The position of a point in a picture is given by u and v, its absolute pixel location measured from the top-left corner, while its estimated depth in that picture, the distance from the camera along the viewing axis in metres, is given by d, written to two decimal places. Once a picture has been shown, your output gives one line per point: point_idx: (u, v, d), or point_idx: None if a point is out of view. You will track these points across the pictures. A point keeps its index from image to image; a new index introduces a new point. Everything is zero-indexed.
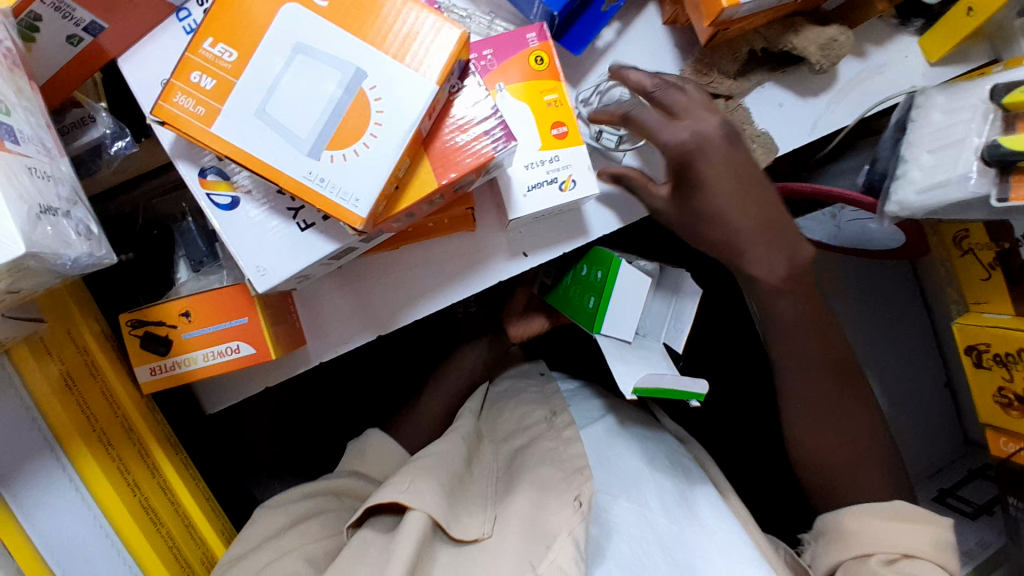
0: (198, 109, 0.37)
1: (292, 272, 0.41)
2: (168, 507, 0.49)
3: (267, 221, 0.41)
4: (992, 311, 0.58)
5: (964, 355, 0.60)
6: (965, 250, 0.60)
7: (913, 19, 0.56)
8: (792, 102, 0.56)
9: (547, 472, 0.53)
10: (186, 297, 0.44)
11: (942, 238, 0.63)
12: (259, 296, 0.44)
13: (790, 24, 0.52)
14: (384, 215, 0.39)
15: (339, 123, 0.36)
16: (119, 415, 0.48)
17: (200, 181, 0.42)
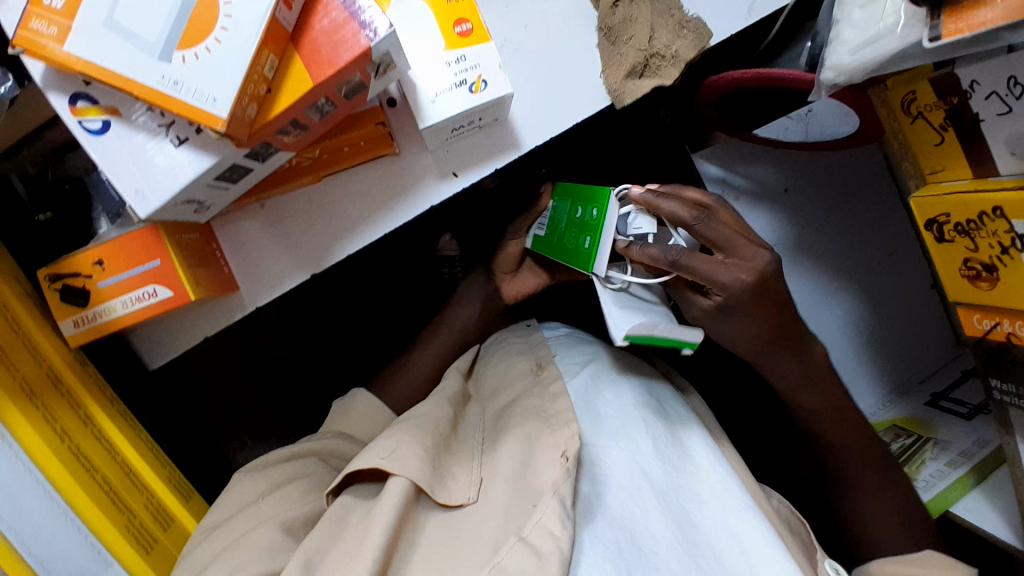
0: (51, 29, 0.40)
1: (166, 196, 0.46)
2: (105, 454, 0.61)
3: (144, 144, 0.45)
4: (950, 179, 0.55)
5: (925, 232, 0.57)
6: (916, 115, 0.55)
7: None
8: None
9: (531, 426, 0.54)
10: (96, 248, 0.53)
11: (890, 108, 0.58)
12: (167, 242, 0.52)
13: None
14: (259, 118, 0.44)
15: (187, 22, 0.41)
16: (44, 367, 0.57)
17: (70, 109, 0.45)
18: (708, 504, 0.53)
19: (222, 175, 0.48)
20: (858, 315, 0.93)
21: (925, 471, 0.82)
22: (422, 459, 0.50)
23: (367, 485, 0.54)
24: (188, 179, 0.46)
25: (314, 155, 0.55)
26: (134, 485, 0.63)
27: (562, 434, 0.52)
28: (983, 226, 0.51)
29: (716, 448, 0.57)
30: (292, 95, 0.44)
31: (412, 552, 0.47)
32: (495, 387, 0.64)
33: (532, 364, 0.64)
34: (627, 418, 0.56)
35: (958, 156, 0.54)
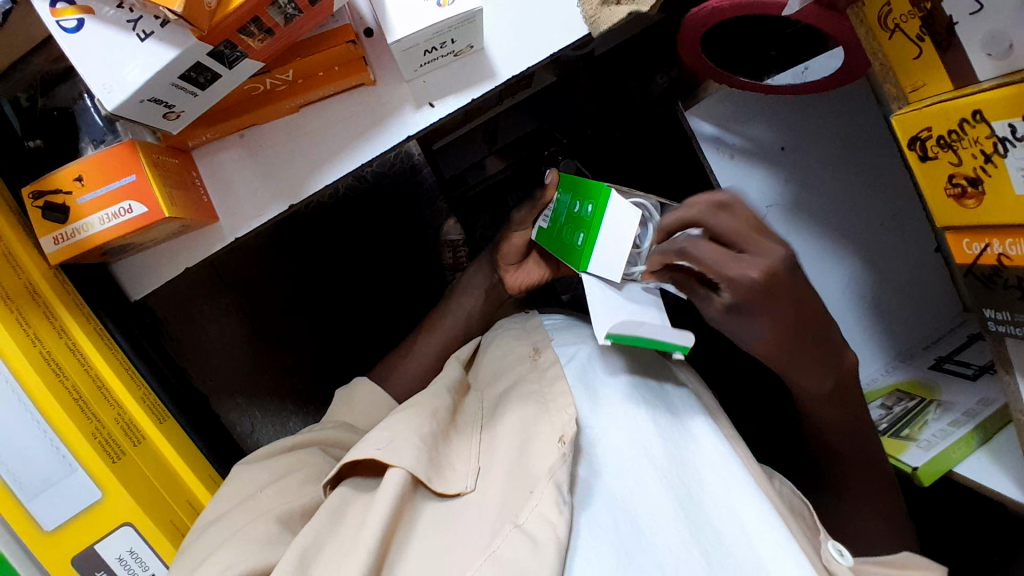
0: None
1: (133, 90, 0.48)
2: (77, 364, 0.65)
3: (113, 40, 0.47)
4: (931, 93, 0.56)
5: (909, 151, 0.60)
6: (893, 28, 0.56)
7: None
8: None
9: (528, 410, 0.54)
10: (74, 166, 0.56)
11: (868, 26, 0.59)
12: (142, 157, 0.55)
13: None
14: (221, 9, 0.47)
15: None
16: (23, 278, 0.62)
17: (50, 10, 0.47)
18: (710, 486, 0.52)
19: (186, 74, 0.50)
20: (863, 279, 0.92)
21: (928, 430, 0.81)
22: (418, 449, 0.50)
23: (365, 477, 0.53)
24: (157, 71, 0.48)
25: (288, 78, 0.59)
26: (106, 399, 0.66)
27: (559, 418, 0.52)
28: (964, 134, 0.53)
29: (714, 425, 0.57)
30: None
31: (409, 542, 0.47)
32: (494, 373, 0.64)
33: (529, 348, 0.63)
34: (624, 398, 0.56)
35: (937, 69, 0.55)
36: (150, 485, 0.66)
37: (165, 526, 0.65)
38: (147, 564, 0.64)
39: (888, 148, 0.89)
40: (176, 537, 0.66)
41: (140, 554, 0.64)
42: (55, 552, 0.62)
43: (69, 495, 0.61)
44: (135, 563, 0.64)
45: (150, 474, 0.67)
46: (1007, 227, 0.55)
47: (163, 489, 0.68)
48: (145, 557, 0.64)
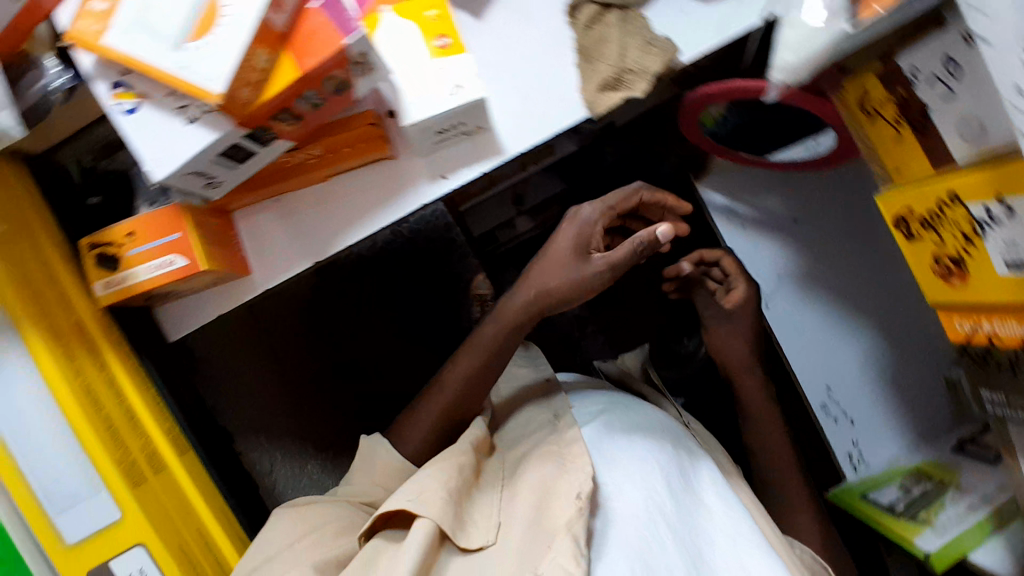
0: (94, 28, 0.52)
1: (175, 167, 0.56)
2: (113, 400, 0.64)
3: (164, 122, 0.55)
4: (913, 177, 0.63)
5: (895, 231, 0.66)
6: (871, 112, 0.63)
7: None
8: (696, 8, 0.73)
9: (549, 471, 0.70)
10: (128, 224, 0.65)
11: (849, 107, 0.66)
12: (184, 215, 0.65)
13: None
14: (253, 97, 0.54)
15: (193, 17, 0.51)
16: (74, 319, 0.64)
17: (111, 95, 0.56)
18: (716, 542, 0.66)
19: (225, 152, 0.57)
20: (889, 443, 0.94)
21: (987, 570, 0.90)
22: (444, 500, 0.65)
23: (397, 529, 0.67)
24: (200, 149, 0.55)
25: (318, 153, 0.70)
26: (136, 430, 0.65)
27: (578, 477, 0.67)
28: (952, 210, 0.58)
29: (723, 492, 0.72)
30: (441, 29, 0.66)
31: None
32: (519, 435, 0.81)
33: (550, 414, 0.80)
34: (636, 462, 0.71)
35: (918, 155, 0.62)
36: (167, 516, 0.63)
37: (174, 549, 0.62)
38: None
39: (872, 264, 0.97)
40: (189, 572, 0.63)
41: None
42: (74, 563, 0.60)
43: (89, 517, 0.60)
44: None
45: (166, 502, 0.64)
46: (991, 307, 0.62)
47: (175, 516, 0.65)
48: None
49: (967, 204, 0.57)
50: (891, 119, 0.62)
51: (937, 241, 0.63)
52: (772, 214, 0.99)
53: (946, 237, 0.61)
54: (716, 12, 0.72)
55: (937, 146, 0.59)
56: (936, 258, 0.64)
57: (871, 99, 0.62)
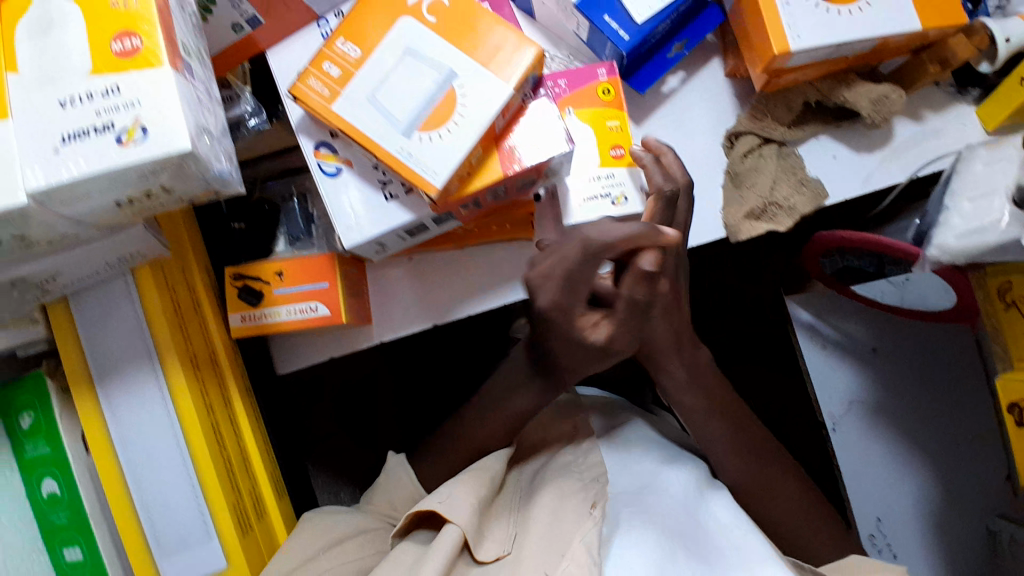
0: (324, 92, 0.53)
1: (367, 237, 0.57)
2: (232, 436, 0.64)
3: (363, 191, 0.57)
4: None
5: (1005, 413, 0.67)
6: (1009, 302, 0.68)
7: (970, 89, 0.77)
8: (843, 153, 0.76)
9: (561, 483, 0.63)
10: (280, 262, 0.67)
11: (987, 292, 0.70)
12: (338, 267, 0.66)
13: (843, 79, 0.72)
14: (456, 190, 0.56)
15: (430, 111, 0.53)
16: (210, 351, 0.64)
17: (314, 152, 0.57)
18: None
19: (409, 230, 0.59)
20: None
21: None
22: (470, 508, 0.58)
23: (427, 532, 0.61)
24: (391, 226, 0.57)
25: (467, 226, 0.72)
26: (246, 471, 0.65)
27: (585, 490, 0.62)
28: None
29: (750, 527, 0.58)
30: (615, 139, 0.68)
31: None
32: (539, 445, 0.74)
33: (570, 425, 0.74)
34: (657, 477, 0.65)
35: None
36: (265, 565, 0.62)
37: None
38: None
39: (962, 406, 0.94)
40: None
41: None
42: None
43: (197, 559, 0.58)
44: None
45: (266, 552, 0.63)
46: None
47: None
48: None
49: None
50: None
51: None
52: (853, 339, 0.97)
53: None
54: (869, 163, 0.76)
55: None
56: None
57: (1014, 291, 0.67)
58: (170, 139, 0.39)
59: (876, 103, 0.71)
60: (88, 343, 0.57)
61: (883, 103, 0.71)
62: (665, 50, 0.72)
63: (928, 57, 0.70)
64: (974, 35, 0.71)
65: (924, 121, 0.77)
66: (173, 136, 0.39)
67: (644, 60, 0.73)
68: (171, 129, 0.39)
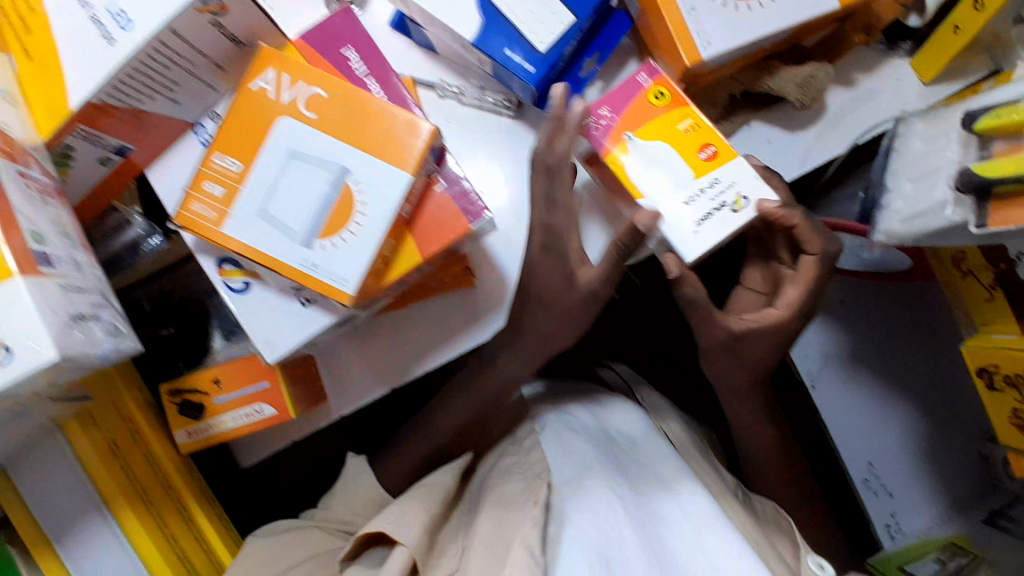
0: (211, 215, 0.50)
1: (292, 346, 0.55)
2: (202, 554, 0.63)
3: (277, 301, 0.54)
4: (999, 332, 0.64)
5: (977, 378, 0.67)
6: (965, 271, 0.66)
7: (902, 43, 0.72)
8: (777, 136, 0.73)
9: (516, 491, 0.65)
10: (215, 369, 0.65)
11: (942, 261, 0.68)
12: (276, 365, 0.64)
13: (766, 66, 0.67)
14: (373, 285, 0.54)
15: (326, 216, 0.50)
16: (161, 477, 0.61)
17: (218, 270, 0.54)
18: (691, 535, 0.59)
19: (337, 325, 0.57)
20: None
21: None
22: (418, 529, 0.62)
23: (382, 551, 0.64)
24: (313, 332, 0.55)
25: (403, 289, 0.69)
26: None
27: (534, 496, 0.63)
28: None
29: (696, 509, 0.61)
30: (702, 138, 0.60)
31: None
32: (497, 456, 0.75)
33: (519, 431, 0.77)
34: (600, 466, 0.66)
35: (1006, 314, 0.63)
36: None
37: None
38: None
39: None
40: None
41: None
42: None
43: None
44: None
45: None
46: None
47: None
48: None
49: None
50: (986, 282, 0.64)
51: (1019, 398, 0.64)
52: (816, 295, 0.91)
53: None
54: (804, 141, 0.73)
55: None
56: (1015, 412, 0.65)
57: (968, 260, 0.65)
58: (35, 352, 0.37)
59: (803, 85, 0.67)
60: (30, 501, 0.56)
61: (810, 83, 0.66)
62: None
63: (850, 26, 0.66)
64: None
65: (855, 85, 0.73)
66: (38, 349, 0.37)
67: (556, 82, 0.67)
68: (36, 338, 0.37)
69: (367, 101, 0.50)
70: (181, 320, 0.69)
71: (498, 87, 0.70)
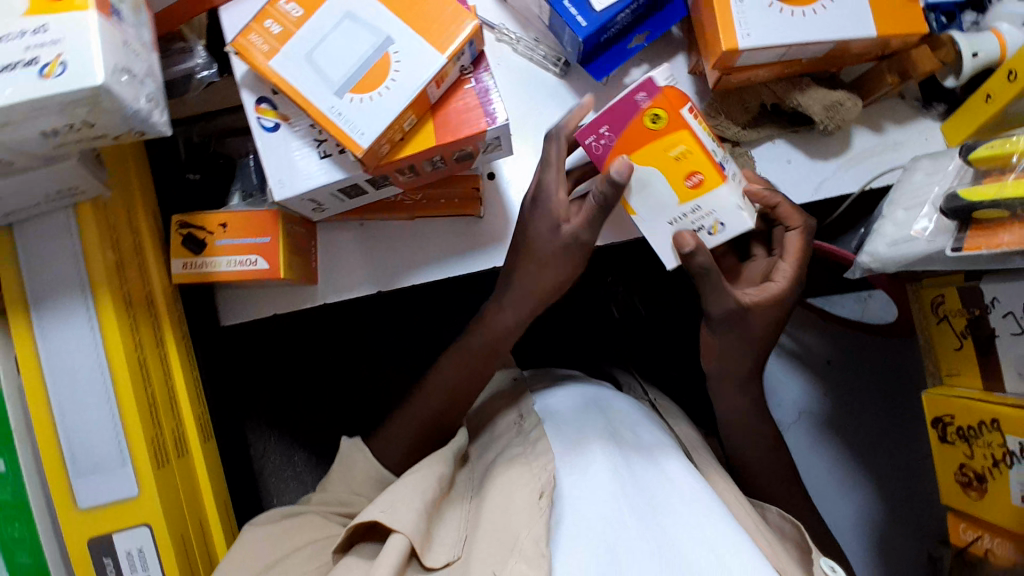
0: (263, 48, 0.56)
1: (301, 191, 0.59)
2: (161, 373, 0.66)
3: (299, 147, 0.59)
4: (962, 383, 0.64)
5: (931, 429, 0.66)
6: (942, 316, 0.66)
7: (937, 104, 0.74)
8: (798, 159, 0.74)
9: (514, 474, 0.60)
10: (224, 214, 0.68)
11: (922, 305, 0.68)
12: (281, 223, 0.68)
13: (798, 84, 0.71)
14: (386, 155, 0.58)
15: (363, 75, 0.55)
16: (147, 290, 0.66)
17: (255, 106, 0.59)
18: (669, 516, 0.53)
19: (344, 190, 0.62)
20: None
21: None
22: (415, 516, 0.58)
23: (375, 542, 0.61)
24: (323, 183, 0.59)
25: (415, 197, 0.73)
26: (172, 410, 0.67)
27: (534, 476, 0.58)
28: (981, 434, 0.61)
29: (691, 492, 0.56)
30: (691, 165, 0.57)
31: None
32: (489, 436, 0.72)
33: (516, 414, 0.70)
34: (599, 443, 0.61)
35: (972, 365, 0.63)
36: (179, 495, 0.65)
37: (178, 536, 0.63)
38: (148, 567, 0.62)
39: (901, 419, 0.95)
40: (186, 565, 0.63)
41: (145, 557, 0.62)
42: (80, 528, 0.61)
43: (109, 483, 0.60)
44: (138, 563, 0.62)
45: (182, 488, 0.65)
46: (998, 526, 0.62)
47: (185, 502, 0.66)
48: (148, 559, 0.62)
49: (1006, 433, 0.58)
50: (958, 330, 0.64)
51: (967, 454, 0.63)
52: (809, 351, 0.98)
53: (976, 453, 0.62)
54: (825, 170, 0.74)
55: (995, 370, 0.61)
56: (962, 468, 0.63)
57: (946, 305, 0.65)
58: (86, 73, 0.42)
59: (830, 110, 0.70)
60: (26, 271, 0.60)
61: (836, 110, 0.70)
62: (626, 41, 0.72)
63: (887, 66, 0.69)
64: (939, 48, 0.69)
65: (884, 133, 0.74)
66: (87, 71, 0.42)
67: (605, 48, 0.72)
68: (89, 62, 0.42)
69: None
70: (207, 170, 0.74)
71: (549, 43, 0.76)
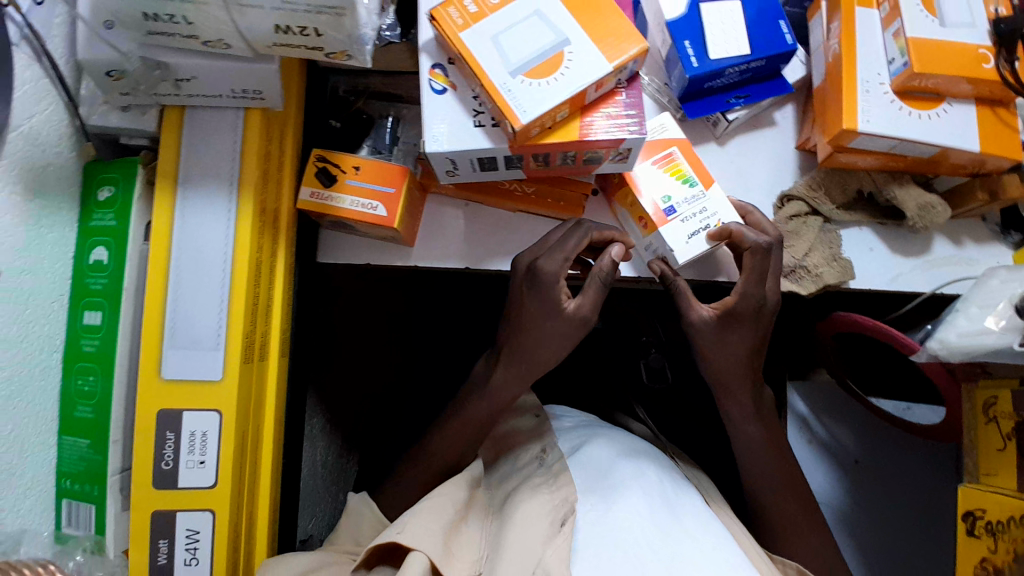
0: (458, 21, 0.64)
1: (449, 149, 0.65)
2: (266, 282, 0.71)
3: (458, 111, 0.66)
4: (997, 482, 0.68)
5: (961, 521, 0.70)
6: (991, 417, 0.70)
7: (1012, 233, 0.81)
8: (881, 248, 0.80)
9: (534, 513, 0.69)
10: (360, 158, 0.74)
11: (974, 405, 0.73)
12: (406, 179, 0.74)
13: (897, 180, 0.78)
14: (533, 138, 0.65)
15: (537, 63, 0.62)
16: (276, 206, 0.72)
17: (430, 69, 0.67)
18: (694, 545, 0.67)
19: (482, 160, 0.68)
20: None
21: None
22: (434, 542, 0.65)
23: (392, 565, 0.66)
24: (470, 147, 0.65)
25: (527, 190, 0.79)
26: (264, 318, 0.71)
27: (550, 515, 0.68)
28: (1007, 528, 0.64)
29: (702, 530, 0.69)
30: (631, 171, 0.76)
31: None
32: (507, 475, 0.81)
33: (539, 448, 0.82)
34: (631, 478, 0.73)
35: (1010, 467, 0.67)
36: (249, 397, 0.68)
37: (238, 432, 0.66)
38: (206, 452, 0.65)
39: (916, 529, 0.97)
40: (237, 460, 0.67)
41: (206, 441, 0.65)
42: (154, 399, 0.63)
43: (198, 364, 0.64)
44: (197, 447, 0.65)
45: (253, 391, 0.69)
46: None
47: (251, 406, 0.69)
48: (208, 444, 0.65)
49: None
50: (1004, 433, 0.68)
51: (991, 548, 0.66)
52: (842, 447, 1.02)
53: (1001, 549, 0.65)
54: (901, 266, 0.80)
55: None
56: (982, 561, 0.66)
57: (996, 406, 0.69)
58: None
59: (922, 209, 0.76)
60: (186, 153, 0.66)
61: (929, 211, 0.76)
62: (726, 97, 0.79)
63: (979, 184, 0.76)
64: None
65: (961, 247, 0.81)
66: None
67: (707, 94, 0.79)
68: None
69: (605, 9, 0.64)
70: (349, 120, 0.81)
71: None
